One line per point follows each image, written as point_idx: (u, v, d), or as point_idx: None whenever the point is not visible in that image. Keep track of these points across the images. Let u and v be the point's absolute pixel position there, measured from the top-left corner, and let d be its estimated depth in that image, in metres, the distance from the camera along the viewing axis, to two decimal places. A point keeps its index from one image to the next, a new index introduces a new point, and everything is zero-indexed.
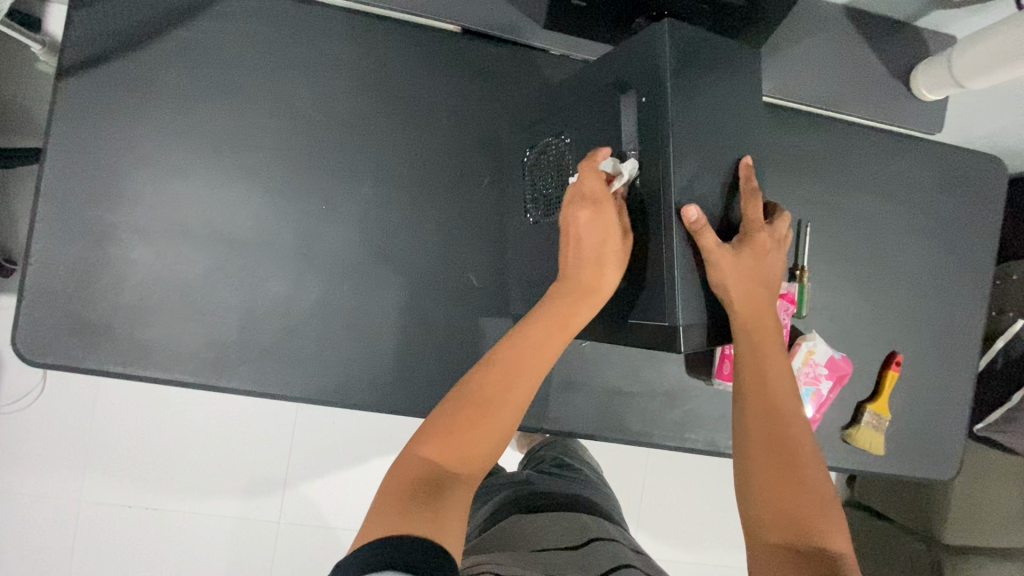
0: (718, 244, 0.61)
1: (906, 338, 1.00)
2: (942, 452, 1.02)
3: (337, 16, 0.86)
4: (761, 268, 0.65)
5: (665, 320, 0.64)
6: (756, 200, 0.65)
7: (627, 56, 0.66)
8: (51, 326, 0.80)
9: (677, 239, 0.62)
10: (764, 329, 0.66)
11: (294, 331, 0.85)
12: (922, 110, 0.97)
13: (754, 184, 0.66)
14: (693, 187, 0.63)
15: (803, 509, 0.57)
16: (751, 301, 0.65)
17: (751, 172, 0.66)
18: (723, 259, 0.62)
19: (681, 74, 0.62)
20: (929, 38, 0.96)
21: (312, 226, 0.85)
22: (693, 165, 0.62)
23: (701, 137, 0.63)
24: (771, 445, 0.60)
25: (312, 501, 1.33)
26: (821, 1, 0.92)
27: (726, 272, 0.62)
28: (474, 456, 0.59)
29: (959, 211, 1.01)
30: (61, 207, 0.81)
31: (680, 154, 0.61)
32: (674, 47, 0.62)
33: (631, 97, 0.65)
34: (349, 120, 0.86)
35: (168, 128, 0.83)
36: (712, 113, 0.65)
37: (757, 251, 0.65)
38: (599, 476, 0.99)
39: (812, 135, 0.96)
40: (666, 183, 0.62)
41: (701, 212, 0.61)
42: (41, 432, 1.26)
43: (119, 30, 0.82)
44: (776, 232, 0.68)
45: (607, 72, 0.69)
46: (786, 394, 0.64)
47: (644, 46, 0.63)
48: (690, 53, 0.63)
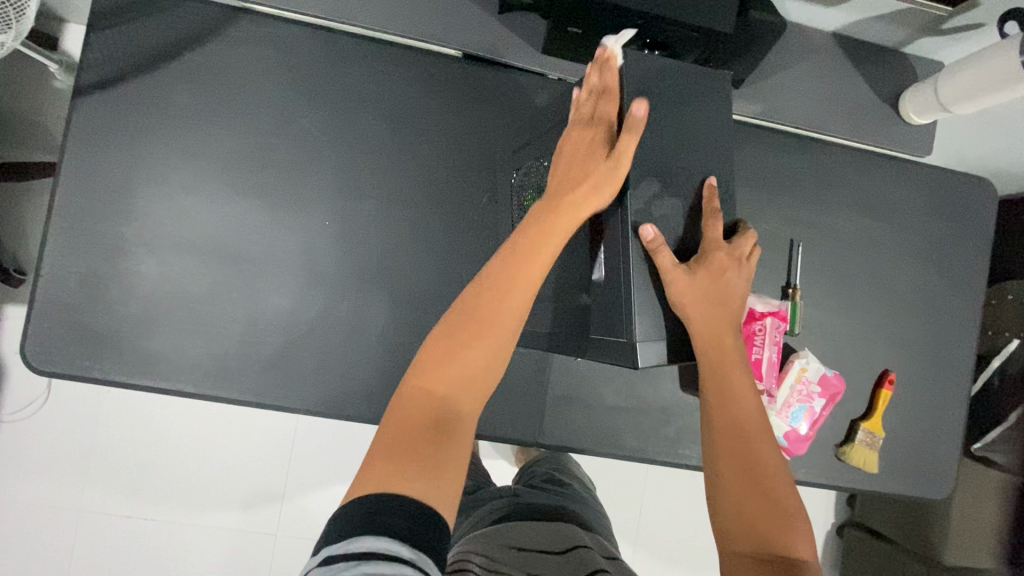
0: (672, 264, 0.64)
1: (899, 356, 1.01)
2: (936, 472, 1.02)
3: (344, 40, 0.89)
4: (719, 287, 0.66)
5: (623, 336, 0.67)
6: (715, 221, 0.66)
7: (593, 87, 0.70)
8: (59, 336, 0.82)
9: (635, 258, 0.65)
10: (725, 345, 0.66)
11: (295, 345, 0.86)
12: (912, 133, 1.00)
13: (714, 205, 0.67)
14: (655, 207, 0.66)
15: (767, 520, 0.59)
16: (709, 318, 0.66)
17: (713, 193, 0.67)
18: (679, 280, 0.64)
19: (638, 103, 0.66)
20: (915, 64, 1.00)
21: (317, 241, 0.88)
22: (652, 187, 0.65)
23: (661, 160, 0.66)
24: (737, 461, 0.62)
25: (311, 513, 1.33)
26: (809, 30, 0.96)
27: (683, 292, 0.64)
28: (463, 388, 0.58)
29: (952, 233, 1.03)
30: (74, 220, 0.84)
31: (641, 175, 0.65)
32: (631, 80, 0.66)
33: None
34: (352, 139, 0.89)
35: (177, 146, 0.86)
36: (678, 137, 0.67)
37: (716, 271, 0.66)
38: (589, 490, 0.99)
39: (803, 157, 0.98)
40: (622, 205, 0.65)
41: (658, 231, 0.64)
42: (43, 442, 1.27)
43: (133, 52, 0.85)
44: (736, 250, 0.68)
45: (578, 101, 0.72)
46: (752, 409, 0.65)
47: (606, 78, 0.68)
48: (649, 83, 0.66)
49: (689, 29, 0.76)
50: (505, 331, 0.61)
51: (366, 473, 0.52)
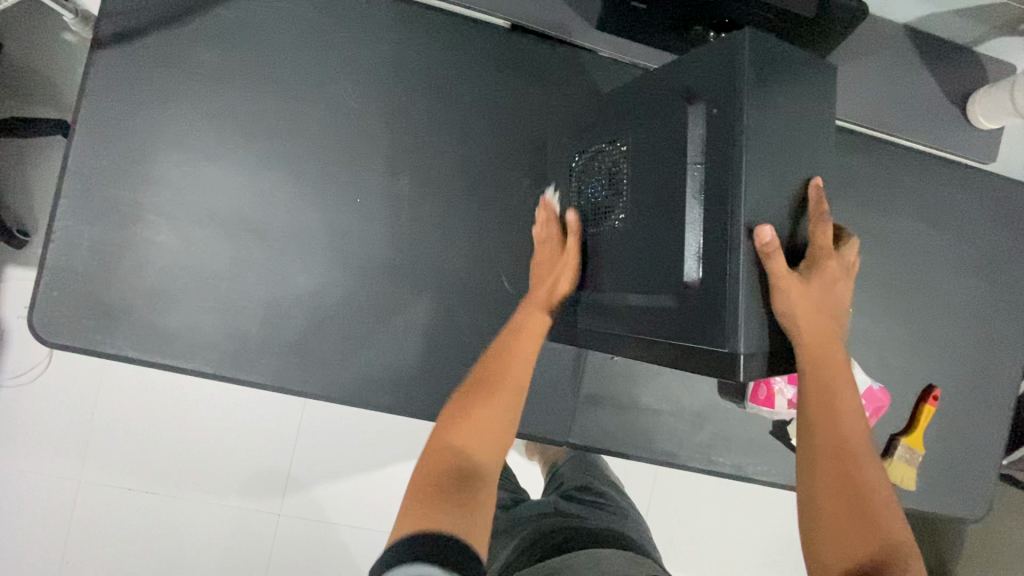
0: (787, 270, 0.55)
1: (944, 371, 0.97)
2: (974, 491, 0.99)
3: (384, 4, 0.83)
4: (829, 299, 0.61)
5: (725, 345, 0.55)
6: (826, 225, 0.59)
7: (698, 63, 0.60)
8: (69, 306, 0.77)
9: (744, 264, 0.54)
10: (833, 363, 0.61)
11: (319, 327, 0.82)
12: (977, 137, 0.95)
13: (825, 207, 0.59)
14: (764, 207, 0.56)
15: (875, 537, 0.54)
16: (821, 332, 0.60)
17: (822, 194, 0.59)
18: (791, 287, 0.56)
19: (760, 84, 0.56)
20: (986, 64, 0.94)
21: (346, 219, 0.82)
22: (764, 185, 0.55)
23: (773, 157, 0.57)
24: (840, 482, 0.58)
25: (318, 499, 1.28)
26: (878, 21, 0.90)
27: (795, 303, 0.56)
28: (480, 444, 0.60)
29: (1008, 245, 0.98)
30: (87, 183, 0.78)
31: (755, 172, 0.55)
32: (753, 57, 0.55)
33: (701, 107, 0.58)
34: (388, 112, 0.83)
35: (201, 109, 0.80)
36: (788, 134, 0.58)
37: (824, 281, 0.59)
38: (628, 497, 0.90)
39: (862, 157, 0.93)
40: (737, 201, 0.54)
41: (774, 234, 0.54)
42: (43, 411, 1.22)
43: (157, 4, 0.79)
44: (843, 260, 0.62)
45: (673, 77, 0.62)
46: (857, 435, 0.60)
47: (719, 54, 0.57)
48: (769, 63, 0.57)
49: (764, 11, 0.71)
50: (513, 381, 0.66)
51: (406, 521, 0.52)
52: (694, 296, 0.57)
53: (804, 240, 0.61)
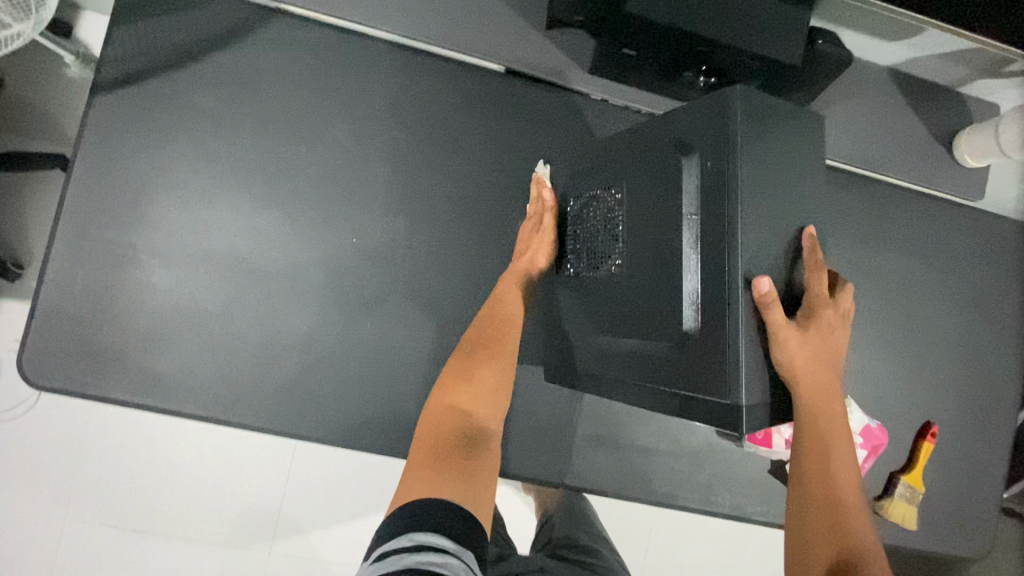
0: (784, 321, 0.55)
1: (941, 407, 0.96)
2: (976, 531, 0.97)
3: (382, 49, 0.85)
4: (827, 347, 0.60)
5: (727, 398, 0.55)
6: (823, 272, 0.59)
7: (689, 115, 0.61)
8: (59, 348, 0.77)
9: (743, 315, 0.55)
10: (831, 413, 0.60)
11: (313, 368, 0.81)
12: (965, 175, 0.96)
13: (819, 256, 0.59)
14: (759, 257, 0.57)
15: None
16: (819, 382, 0.59)
17: (816, 242, 0.59)
18: (790, 338, 0.56)
19: (751, 137, 0.57)
20: (971, 105, 0.96)
21: (342, 259, 0.82)
22: (760, 236, 0.56)
23: (768, 208, 0.58)
24: (833, 538, 0.56)
25: (308, 539, 1.25)
26: (865, 65, 0.92)
27: (792, 353, 0.56)
28: (484, 405, 0.68)
29: (999, 282, 0.99)
30: (84, 225, 0.78)
31: (751, 223, 0.56)
32: (744, 111, 0.57)
33: (694, 159, 0.60)
34: (385, 153, 0.84)
35: (199, 151, 0.80)
36: (781, 184, 0.59)
37: (822, 329, 0.59)
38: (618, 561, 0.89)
39: (853, 195, 0.95)
40: (733, 254, 0.55)
41: (772, 285, 0.55)
42: (30, 449, 1.20)
43: (158, 49, 0.80)
44: (841, 307, 0.61)
45: (667, 128, 0.63)
46: (851, 490, 0.59)
47: (710, 107, 0.59)
48: (760, 116, 0.58)
49: (751, 58, 0.73)
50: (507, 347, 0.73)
51: (413, 482, 0.56)
52: (695, 347, 0.58)
53: (800, 287, 0.61)
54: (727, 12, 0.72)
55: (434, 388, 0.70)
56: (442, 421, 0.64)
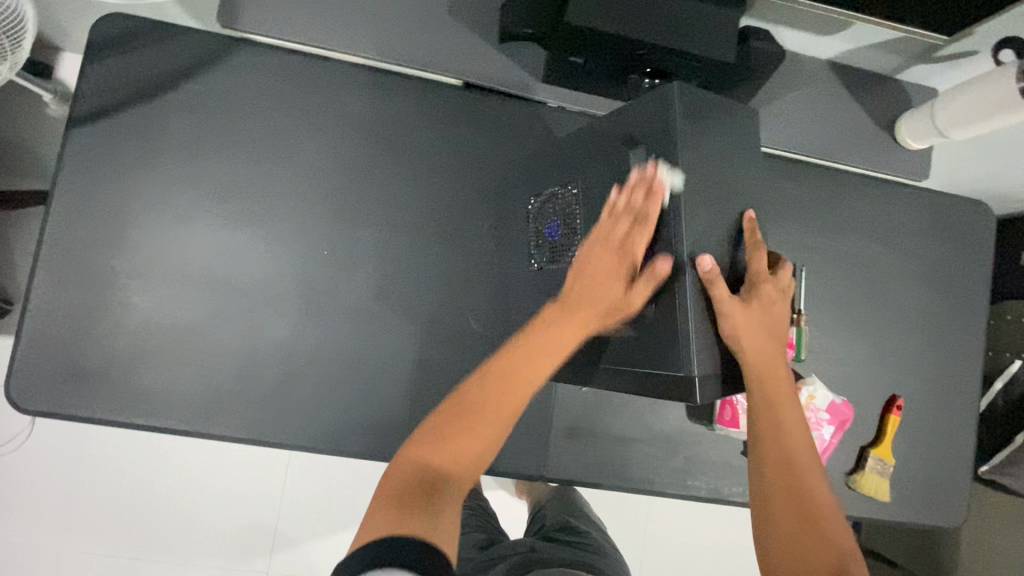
0: (728, 295, 0.60)
1: (906, 381, 1.00)
2: (949, 500, 1.00)
3: (345, 70, 0.89)
4: (771, 320, 0.64)
5: (680, 371, 0.61)
6: (761, 251, 0.64)
7: (634, 112, 0.66)
8: (45, 371, 0.79)
9: (691, 292, 0.60)
10: (778, 382, 0.64)
11: (293, 379, 0.84)
12: (910, 158, 1.01)
13: (757, 236, 0.64)
14: (703, 238, 0.62)
15: (825, 559, 0.57)
16: (765, 354, 0.63)
17: (755, 225, 0.65)
18: (733, 312, 0.60)
19: (690, 129, 0.62)
20: (911, 91, 1.01)
21: (315, 271, 0.86)
22: (703, 221, 0.62)
23: (709, 194, 0.63)
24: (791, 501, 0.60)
25: (304, 552, 1.27)
26: (806, 59, 0.97)
27: (737, 327, 0.61)
28: (464, 456, 0.59)
29: (953, 258, 1.03)
30: (64, 252, 0.81)
31: (693, 209, 0.61)
32: (683, 105, 0.62)
33: (640, 151, 0.65)
34: (352, 169, 0.88)
35: (173, 176, 0.84)
36: (722, 171, 0.64)
37: (764, 303, 0.64)
38: (607, 538, 0.93)
39: (804, 182, 0.99)
40: (679, 237, 0.60)
41: (714, 262, 0.60)
42: (25, 481, 1.22)
43: (130, 82, 0.84)
44: (780, 282, 0.66)
45: (615, 126, 0.68)
46: (805, 453, 0.63)
47: (652, 102, 0.64)
48: (698, 110, 0.63)
49: (689, 57, 0.78)
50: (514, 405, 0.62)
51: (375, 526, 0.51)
52: (651, 327, 0.63)
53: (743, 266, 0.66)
54: (662, 17, 0.76)
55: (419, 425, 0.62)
56: (417, 468, 0.57)
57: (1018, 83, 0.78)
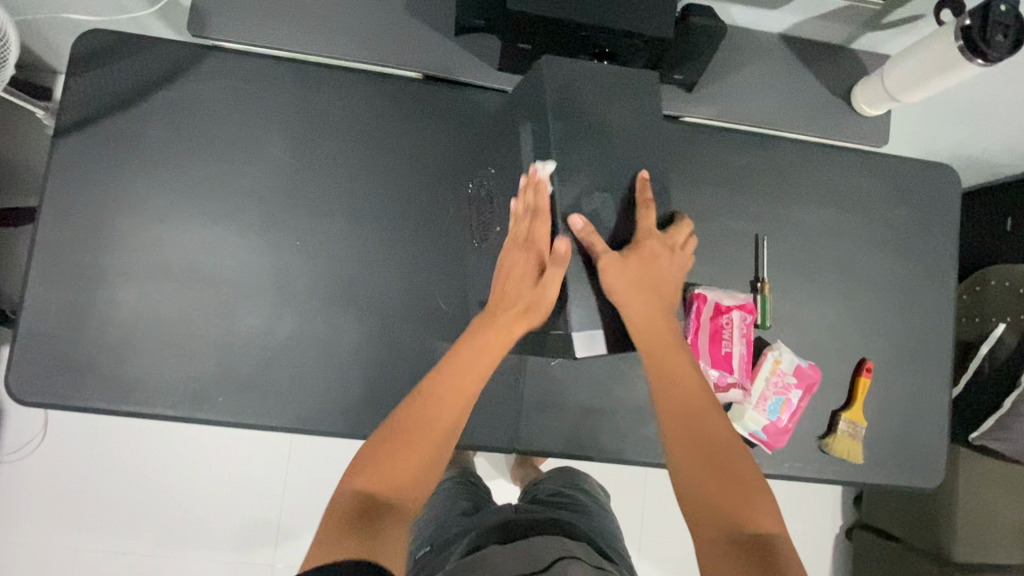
0: (604, 250, 0.69)
1: (876, 344, 1.01)
2: (926, 460, 1.01)
3: (309, 70, 0.94)
4: (652, 271, 0.72)
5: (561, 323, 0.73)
6: (647, 209, 0.72)
7: (526, 96, 0.77)
8: (41, 365, 0.85)
9: (568, 246, 0.71)
10: (663, 333, 0.72)
11: (272, 364, 0.88)
12: (870, 125, 1.02)
13: (647, 197, 0.72)
14: (583, 200, 0.72)
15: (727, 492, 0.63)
16: (645, 306, 0.72)
17: (648, 185, 0.72)
18: (610, 263, 0.69)
19: (566, 105, 0.72)
20: (865, 59, 1.02)
21: (291, 261, 0.90)
22: (580, 183, 0.71)
23: (589, 158, 0.72)
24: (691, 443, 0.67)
25: (304, 540, 1.31)
26: (758, 34, 0.99)
27: (615, 279, 0.69)
28: (404, 477, 0.64)
29: (917, 219, 1.04)
30: (55, 253, 0.87)
31: (569, 172, 0.71)
32: (557, 86, 0.72)
33: (529, 128, 0.74)
34: (321, 164, 0.93)
35: (152, 178, 0.90)
36: (604, 136, 0.73)
37: (646, 256, 0.72)
38: (598, 505, 0.96)
39: (762, 154, 1.01)
40: (555, 200, 0.71)
41: (586, 221, 0.70)
42: (40, 483, 1.27)
43: (109, 92, 0.90)
44: (668, 239, 0.74)
45: (515, 112, 0.79)
46: (702, 397, 0.70)
47: (533, 85, 0.75)
48: (576, 87, 0.72)
49: (629, 36, 0.81)
50: (451, 413, 0.70)
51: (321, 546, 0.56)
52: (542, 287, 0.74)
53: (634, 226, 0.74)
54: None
55: (361, 449, 0.67)
56: (353, 479, 0.63)
57: (956, 41, 0.79)
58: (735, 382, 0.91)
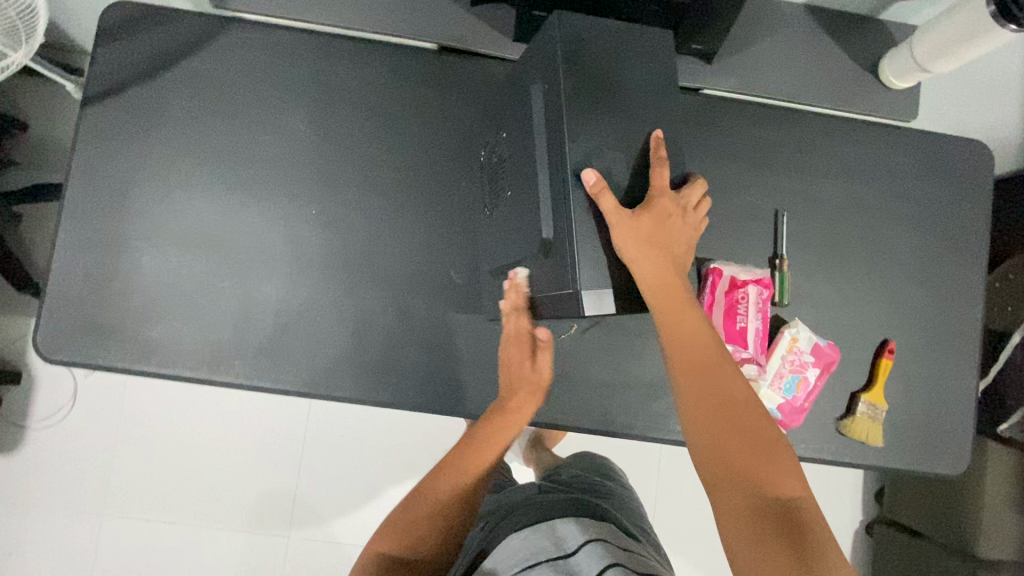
0: (615, 208, 0.67)
1: (899, 325, 0.98)
2: (951, 446, 0.98)
3: (326, 41, 0.95)
4: (664, 231, 0.70)
5: (568, 287, 0.69)
6: (662, 167, 0.70)
7: (535, 57, 0.76)
8: (68, 326, 0.88)
9: (577, 205, 0.68)
10: (676, 294, 0.70)
11: (286, 330, 0.90)
12: (895, 98, 0.99)
13: (661, 154, 0.70)
14: (594, 158, 0.70)
15: (743, 456, 0.63)
16: (657, 266, 0.70)
17: (661, 143, 0.71)
18: (622, 222, 0.67)
19: (575, 62, 0.71)
20: (893, 30, 0.99)
21: (307, 229, 0.92)
22: (590, 141, 0.69)
23: (600, 117, 0.71)
24: (707, 407, 0.66)
25: (318, 512, 1.33)
26: (781, 3, 0.96)
27: (627, 238, 0.67)
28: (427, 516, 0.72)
29: (945, 196, 1.00)
30: (81, 219, 0.90)
31: (578, 129, 0.69)
32: (565, 43, 0.71)
33: (539, 88, 0.74)
34: (336, 134, 0.94)
35: (173, 147, 0.92)
36: (614, 98, 0.72)
37: (658, 215, 0.70)
38: (623, 488, 0.94)
39: (782, 128, 0.98)
40: (564, 156, 0.69)
41: (599, 176, 0.68)
42: (69, 451, 1.31)
43: (133, 63, 0.92)
44: (680, 199, 0.72)
45: (525, 74, 0.79)
46: (715, 359, 0.69)
47: (543, 45, 0.74)
48: (584, 46, 0.72)
49: None
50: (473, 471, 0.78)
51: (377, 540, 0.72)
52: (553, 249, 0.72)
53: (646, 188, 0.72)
54: None
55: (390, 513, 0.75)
56: (385, 537, 0.71)
57: (989, 7, 0.76)
58: (751, 357, 0.89)
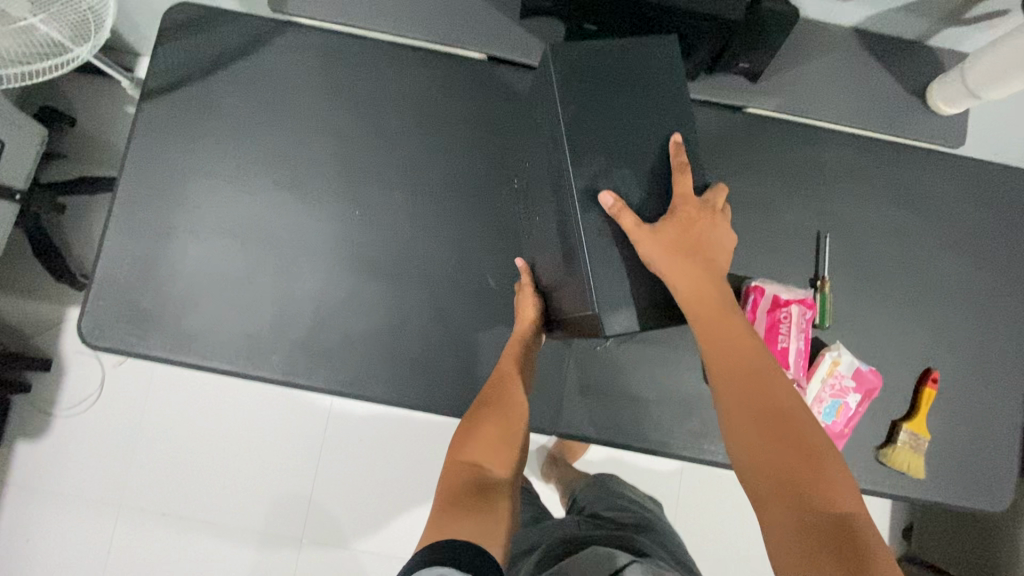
0: (635, 224, 0.70)
1: (943, 353, 0.95)
2: (995, 482, 0.94)
3: (377, 48, 0.97)
4: (691, 237, 0.71)
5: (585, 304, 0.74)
6: (681, 174, 0.72)
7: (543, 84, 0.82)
8: (111, 312, 0.89)
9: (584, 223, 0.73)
10: (713, 300, 0.70)
11: (323, 328, 0.90)
12: (945, 124, 0.97)
13: (679, 161, 0.73)
14: (601, 178, 0.75)
15: (790, 466, 0.60)
16: (690, 272, 0.70)
17: (679, 148, 0.74)
18: (644, 236, 0.70)
19: (572, 86, 0.77)
20: (943, 56, 0.98)
21: (348, 229, 0.93)
22: (595, 162, 0.75)
23: (608, 137, 0.76)
24: (751, 415, 0.64)
25: (335, 515, 1.32)
26: (829, 26, 0.96)
27: (650, 250, 0.69)
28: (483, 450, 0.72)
29: (993, 224, 0.98)
30: (132, 208, 0.92)
31: (584, 152, 0.75)
32: (561, 68, 0.77)
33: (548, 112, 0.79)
34: (382, 137, 0.95)
35: (224, 143, 0.94)
36: (613, 119, 0.77)
37: (683, 222, 0.71)
38: (653, 513, 0.94)
39: (826, 149, 0.98)
40: (572, 179, 0.75)
41: (616, 197, 0.72)
42: (91, 438, 1.32)
43: (190, 61, 0.95)
44: (709, 203, 0.73)
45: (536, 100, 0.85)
46: (762, 366, 0.67)
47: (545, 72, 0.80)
48: (583, 69, 0.77)
49: (695, 18, 0.80)
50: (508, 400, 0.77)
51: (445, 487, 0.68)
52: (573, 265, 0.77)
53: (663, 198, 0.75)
54: None
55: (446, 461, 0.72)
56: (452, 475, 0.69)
57: None
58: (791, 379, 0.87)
